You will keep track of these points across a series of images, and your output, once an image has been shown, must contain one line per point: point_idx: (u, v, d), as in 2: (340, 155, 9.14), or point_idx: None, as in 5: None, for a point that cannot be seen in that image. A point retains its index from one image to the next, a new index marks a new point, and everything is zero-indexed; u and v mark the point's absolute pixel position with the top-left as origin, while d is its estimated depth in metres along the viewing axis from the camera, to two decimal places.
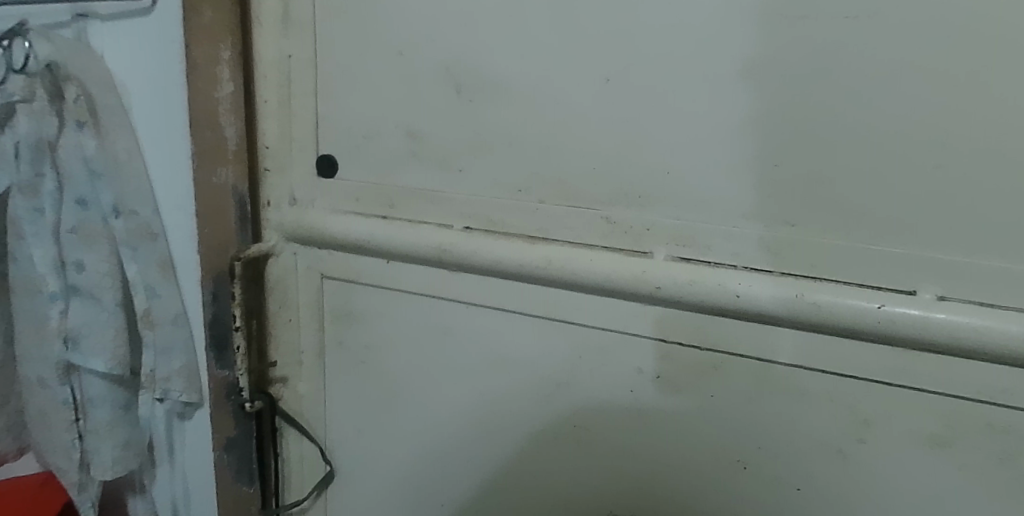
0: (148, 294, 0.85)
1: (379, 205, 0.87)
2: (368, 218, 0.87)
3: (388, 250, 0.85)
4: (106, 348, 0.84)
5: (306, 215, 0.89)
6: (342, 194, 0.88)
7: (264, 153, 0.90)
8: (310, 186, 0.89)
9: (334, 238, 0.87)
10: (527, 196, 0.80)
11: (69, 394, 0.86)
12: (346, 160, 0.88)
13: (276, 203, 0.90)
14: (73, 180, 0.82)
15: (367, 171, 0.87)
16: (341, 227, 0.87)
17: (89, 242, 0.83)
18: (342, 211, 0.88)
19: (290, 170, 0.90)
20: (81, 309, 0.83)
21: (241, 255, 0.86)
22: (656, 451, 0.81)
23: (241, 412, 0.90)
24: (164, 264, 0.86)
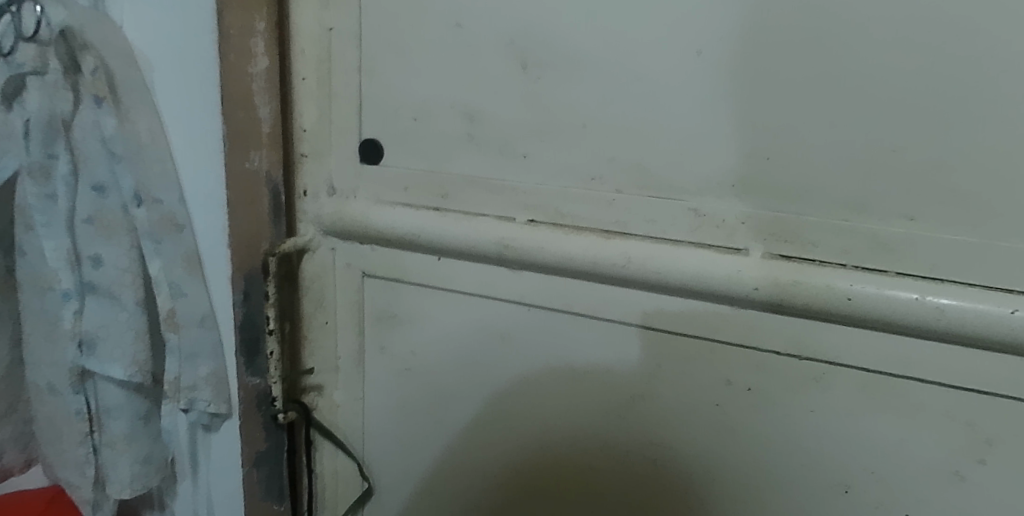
0: (172, 293, 0.76)
1: (430, 195, 0.78)
2: (418, 208, 0.78)
3: (441, 244, 0.76)
4: (125, 352, 0.74)
5: (348, 205, 0.80)
6: (387, 183, 0.79)
7: (302, 136, 0.81)
8: (351, 174, 0.81)
9: (379, 232, 0.79)
10: (601, 185, 0.72)
11: (82, 404, 0.77)
12: (392, 145, 0.79)
13: (314, 192, 0.82)
14: (90, 163, 0.74)
15: (415, 157, 0.78)
16: (387, 219, 0.78)
17: (107, 233, 0.74)
18: (387, 201, 0.79)
19: (331, 156, 0.81)
20: (97, 308, 0.74)
21: (275, 251, 0.78)
22: (745, 473, 0.72)
23: (274, 423, 0.81)
24: (190, 259, 0.76)
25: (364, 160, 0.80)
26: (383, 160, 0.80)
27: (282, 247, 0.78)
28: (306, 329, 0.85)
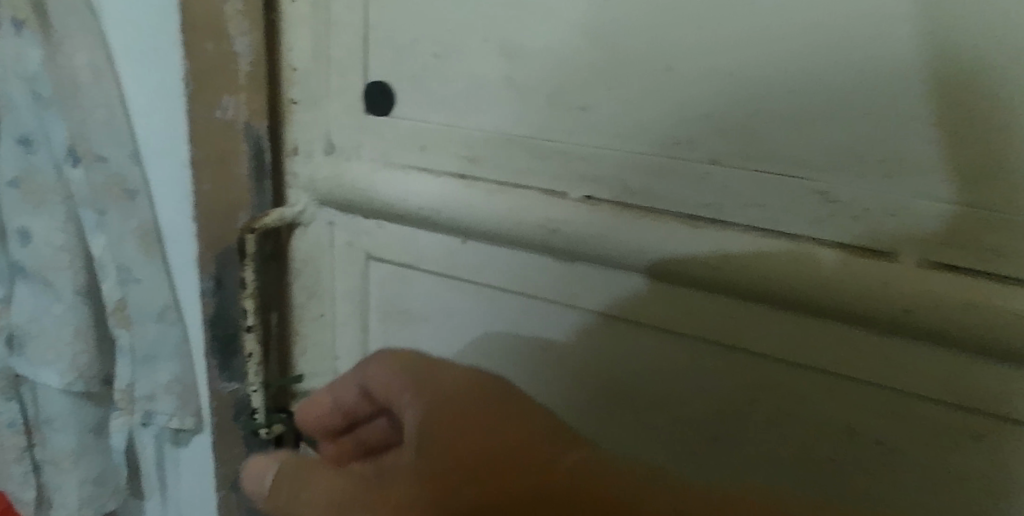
0: (122, 278, 0.59)
1: (453, 159, 0.60)
2: (438, 175, 0.60)
3: (466, 224, 0.59)
4: (61, 352, 0.58)
5: (347, 170, 0.62)
6: (397, 142, 0.61)
7: (290, 77, 0.63)
8: (354, 129, 0.62)
9: (387, 204, 0.60)
10: (689, 153, 0.53)
11: (15, 414, 0.61)
12: (405, 91, 0.60)
13: (307, 151, 0.64)
14: (16, 110, 0.57)
15: (434, 108, 0.60)
16: (398, 189, 0.60)
17: (36, 201, 0.57)
18: (398, 165, 0.61)
19: (328, 105, 0.62)
20: (29, 296, 0.58)
21: (255, 226, 0.60)
22: (902, 423, 0.51)
23: (255, 439, 0.65)
24: (146, 235, 0.58)
25: (369, 109, 0.62)
26: (393, 110, 0.61)
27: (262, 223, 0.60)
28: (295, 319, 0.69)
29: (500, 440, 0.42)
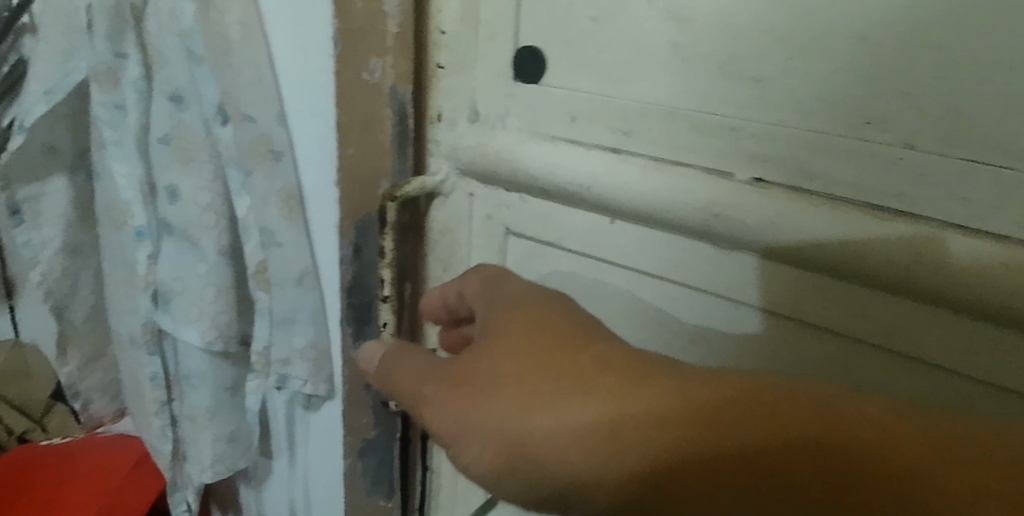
0: (264, 241, 0.57)
1: (606, 131, 0.55)
2: (589, 148, 0.56)
3: (616, 202, 0.54)
4: (203, 312, 0.58)
5: (492, 139, 0.58)
6: (546, 111, 0.57)
7: (438, 41, 0.60)
8: (500, 95, 0.59)
9: (531, 178, 0.57)
10: (881, 135, 0.47)
11: (157, 367, 0.61)
12: (558, 56, 0.56)
13: (450, 118, 0.61)
14: (166, 65, 0.55)
15: (589, 76, 0.55)
16: (544, 162, 0.56)
17: (185, 158, 0.56)
18: (546, 136, 0.57)
19: (475, 70, 0.59)
20: (174, 255, 0.58)
21: (395, 194, 0.58)
22: None
23: (384, 409, 0.64)
24: (289, 198, 0.57)
25: (518, 76, 0.58)
26: (543, 78, 0.57)
27: (402, 191, 0.58)
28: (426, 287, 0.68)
29: (544, 332, 0.43)
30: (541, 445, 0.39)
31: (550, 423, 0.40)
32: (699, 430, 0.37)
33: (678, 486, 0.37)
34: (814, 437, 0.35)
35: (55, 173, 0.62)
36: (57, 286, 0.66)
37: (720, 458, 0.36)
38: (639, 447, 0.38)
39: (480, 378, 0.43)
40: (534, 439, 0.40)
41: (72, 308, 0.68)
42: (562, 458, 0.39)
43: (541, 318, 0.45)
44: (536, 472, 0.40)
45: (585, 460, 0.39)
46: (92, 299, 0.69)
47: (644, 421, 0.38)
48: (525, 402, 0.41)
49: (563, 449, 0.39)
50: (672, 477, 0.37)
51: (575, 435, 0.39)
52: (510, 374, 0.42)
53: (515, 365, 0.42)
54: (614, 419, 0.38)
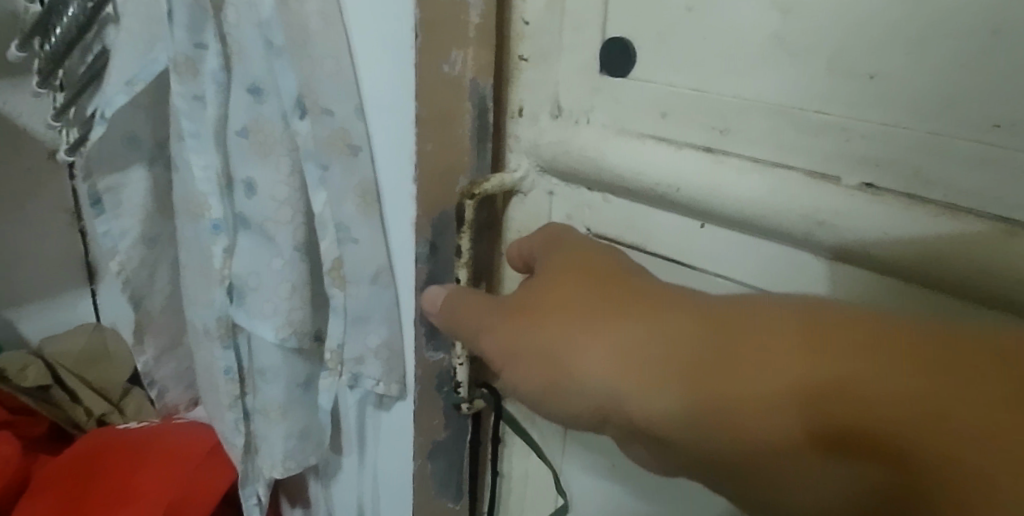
0: (340, 236, 0.56)
1: (699, 130, 0.52)
2: (680, 147, 0.52)
3: (707, 205, 0.50)
4: (277, 308, 0.57)
5: (575, 135, 0.56)
6: (634, 107, 0.54)
7: (521, 32, 0.57)
8: (584, 90, 0.56)
9: (616, 176, 0.54)
10: (1019, 140, 0.41)
11: (232, 362, 0.60)
12: (649, 49, 0.53)
13: (532, 113, 0.59)
14: (245, 56, 0.53)
15: (682, 70, 0.52)
16: (630, 160, 0.53)
17: (263, 151, 0.54)
18: (633, 133, 0.54)
19: (557, 63, 0.57)
20: (249, 248, 0.57)
21: (474, 191, 0.55)
22: None
23: (456, 411, 0.62)
24: (366, 193, 0.55)
25: (604, 70, 0.55)
26: (632, 71, 0.54)
27: (482, 188, 0.55)
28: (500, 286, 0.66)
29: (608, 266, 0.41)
30: (574, 359, 0.38)
31: (583, 338, 0.38)
32: (745, 337, 0.34)
33: (716, 397, 0.33)
34: (875, 343, 0.31)
35: (134, 162, 0.62)
36: (135, 277, 0.64)
37: (761, 366, 0.33)
38: (677, 357, 0.35)
39: (529, 301, 0.42)
40: (574, 351, 0.38)
41: (150, 299, 0.67)
42: (598, 368, 0.37)
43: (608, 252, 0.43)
44: (574, 383, 0.38)
45: (623, 371, 0.36)
46: (169, 288, 0.68)
47: (690, 331, 0.35)
48: (571, 317, 0.39)
49: (595, 363, 0.37)
50: (707, 385, 0.34)
51: (616, 346, 0.37)
52: (556, 297, 0.41)
53: (569, 287, 0.41)
54: (645, 332, 0.36)
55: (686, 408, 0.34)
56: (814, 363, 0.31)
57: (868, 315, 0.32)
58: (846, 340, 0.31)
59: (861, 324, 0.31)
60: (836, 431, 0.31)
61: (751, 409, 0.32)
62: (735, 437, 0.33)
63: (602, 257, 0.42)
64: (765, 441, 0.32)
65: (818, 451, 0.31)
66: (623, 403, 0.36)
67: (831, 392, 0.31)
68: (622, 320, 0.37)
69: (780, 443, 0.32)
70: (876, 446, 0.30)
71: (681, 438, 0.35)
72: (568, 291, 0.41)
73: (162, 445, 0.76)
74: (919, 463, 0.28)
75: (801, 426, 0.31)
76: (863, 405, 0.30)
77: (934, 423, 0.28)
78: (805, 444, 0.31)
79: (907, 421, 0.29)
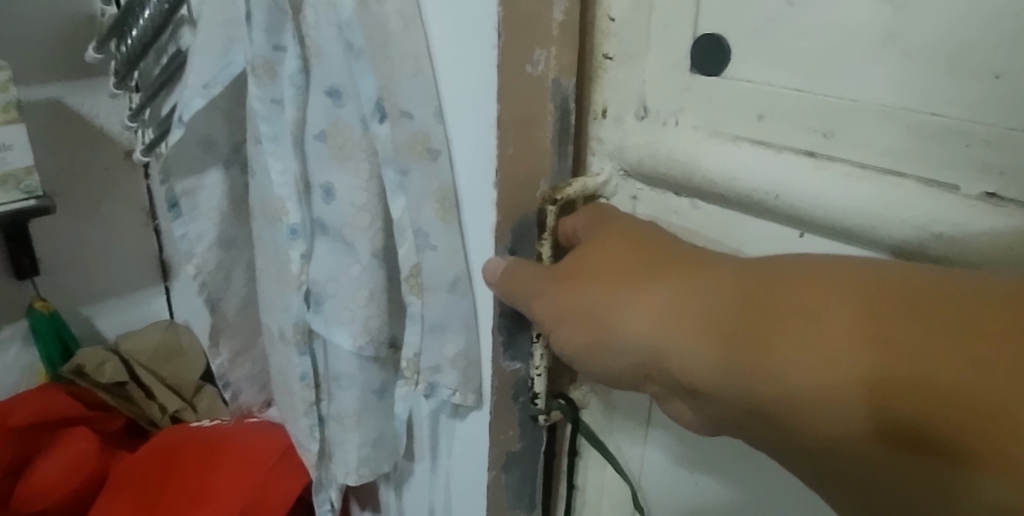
0: (419, 243, 0.54)
1: (801, 132, 0.48)
2: (779, 150, 0.49)
3: (806, 213, 0.47)
4: (355, 315, 0.55)
5: (664, 138, 0.53)
6: (728, 107, 0.51)
7: (606, 29, 0.54)
8: (675, 89, 0.53)
9: (707, 182, 0.50)
10: None
11: (308, 368, 0.59)
12: (745, 46, 0.50)
13: (617, 114, 0.56)
14: (326, 59, 0.51)
15: (783, 68, 0.48)
16: (724, 165, 0.49)
17: (342, 156, 0.53)
18: (727, 135, 0.51)
19: (647, 60, 0.54)
20: (328, 254, 0.55)
21: (557, 197, 0.55)
22: None
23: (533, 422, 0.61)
24: (445, 198, 0.54)
25: (695, 69, 0.52)
26: (725, 70, 0.51)
27: (565, 194, 0.55)
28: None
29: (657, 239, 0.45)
30: (617, 314, 0.42)
31: (627, 296, 0.42)
32: (779, 301, 0.36)
33: (747, 355, 0.36)
34: (898, 307, 0.32)
35: (211, 165, 0.61)
36: (212, 279, 0.64)
37: (786, 326, 0.35)
38: (718, 320, 0.38)
39: (584, 266, 0.46)
40: (629, 313, 0.42)
41: (226, 301, 0.66)
42: (647, 331, 0.41)
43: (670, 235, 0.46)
44: (616, 336, 0.42)
45: (674, 329, 0.40)
46: (244, 291, 0.67)
47: (732, 299, 0.38)
48: (631, 287, 0.43)
49: (635, 317, 0.42)
50: (740, 344, 0.37)
51: (669, 308, 0.40)
52: (607, 262, 0.45)
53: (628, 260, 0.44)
54: (682, 290, 0.40)
55: (722, 365, 0.37)
56: (837, 324, 0.34)
57: (899, 283, 0.33)
58: (875, 306, 0.33)
59: (889, 292, 0.33)
60: (860, 386, 0.32)
61: (777, 366, 0.35)
62: (762, 392, 0.36)
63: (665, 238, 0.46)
64: (788, 397, 0.35)
65: (831, 393, 0.33)
66: (669, 362, 0.40)
67: (851, 355, 0.33)
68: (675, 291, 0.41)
69: (802, 398, 0.34)
70: (892, 404, 0.31)
71: (720, 391, 0.38)
72: (627, 265, 0.44)
73: (230, 448, 0.77)
74: (930, 418, 0.30)
75: (834, 377, 0.33)
76: (880, 364, 0.32)
77: (943, 384, 0.30)
78: (824, 400, 0.33)
79: (918, 381, 0.31)
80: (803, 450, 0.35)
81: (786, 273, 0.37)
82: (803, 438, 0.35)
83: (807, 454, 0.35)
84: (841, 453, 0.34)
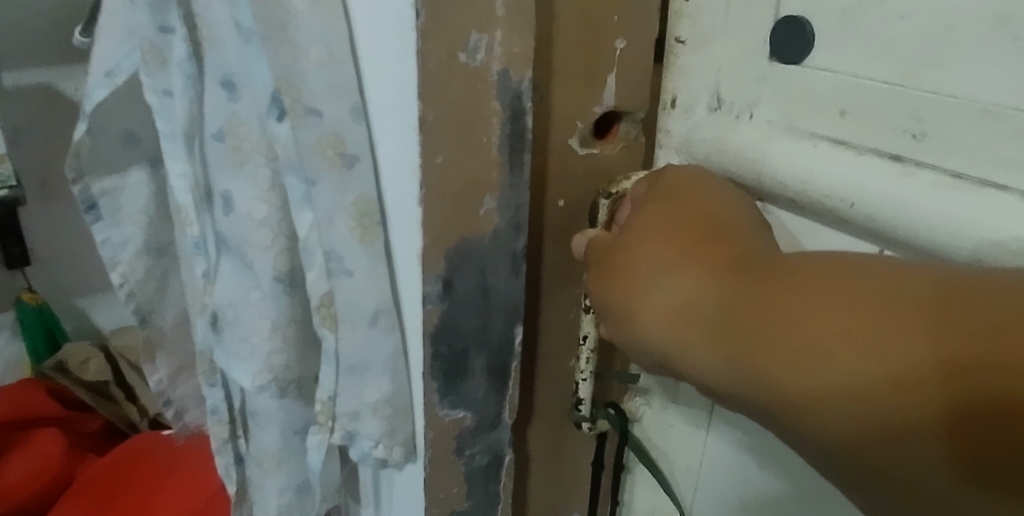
0: (331, 267, 0.45)
1: (884, 133, 0.37)
2: (859, 152, 0.37)
3: (886, 230, 0.36)
4: (254, 352, 0.46)
5: (734, 133, 0.43)
6: (807, 97, 0.39)
7: (680, 11, 0.45)
8: (748, 81, 0.42)
9: (777, 185, 0.40)
10: None
11: (218, 402, 0.51)
12: (832, 31, 0.38)
13: (687, 104, 0.46)
14: (217, 43, 0.43)
15: (871, 53, 0.37)
16: (793, 165, 0.39)
17: (239, 160, 0.44)
18: (804, 133, 0.40)
19: (722, 45, 0.43)
20: (229, 274, 0.47)
21: (610, 190, 0.50)
22: None
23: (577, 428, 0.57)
24: (363, 214, 0.44)
25: (775, 56, 0.40)
26: (807, 58, 0.39)
27: (619, 186, 0.50)
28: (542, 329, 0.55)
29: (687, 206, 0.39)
30: (640, 302, 0.37)
31: (652, 280, 0.37)
32: (808, 287, 0.31)
33: (764, 352, 0.31)
34: (952, 295, 0.27)
35: (134, 164, 0.55)
36: (140, 291, 0.57)
37: (807, 321, 0.30)
38: (732, 312, 0.33)
39: (608, 247, 0.40)
40: (656, 298, 0.36)
41: (160, 315, 0.59)
42: (659, 324, 0.36)
43: (695, 196, 0.39)
44: (642, 324, 0.37)
45: (707, 316, 0.34)
46: (182, 303, 0.60)
47: (746, 288, 0.33)
48: (654, 266, 0.37)
49: (662, 305, 0.36)
50: (758, 340, 0.32)
51: (701, 291, 0.35)
52: (628, 238, 0.39)
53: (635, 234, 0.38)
54: (712, 271, 0.35)
55: (739, 367, 0.32)
56: (892, 311, 0.28)
57: (929, 277, 0.28)
58: (904, 299, 0.28)
59: (914, 286, 0.28)
60: (921, 385, 0.27)
61: (796, 366, 0.30)
62: (792, 398, 0.30)
63: (681, 205, 0.39)
64: (812, 402, 0.30)
65: (887, 394, 0.28)
66: (678, 358, 0.35)
67: (901, 352, 0.28)
68: (685, 279, 0.35)
69: (824, 403, 0.29)
70: (953, 409, 0.26)
71: (735, 394, 0.33)
72: (632, 244, 0.38)
73: (173, 486, 0.70)
74: (983, 421, 0.26)
75: (890, 376, 0.28)
76: (906, 367, 0.27)
77: (989, 384, 0.25)
78: (868, 408, 0.28)
79: (980, 382, 0.26)
80: (844, 467, 0.30)
81: (803, 267, 0.32)
82: (840, 451, 0.30)
83: (851, 467, 0.30)
84: (889, 472, 0.28)
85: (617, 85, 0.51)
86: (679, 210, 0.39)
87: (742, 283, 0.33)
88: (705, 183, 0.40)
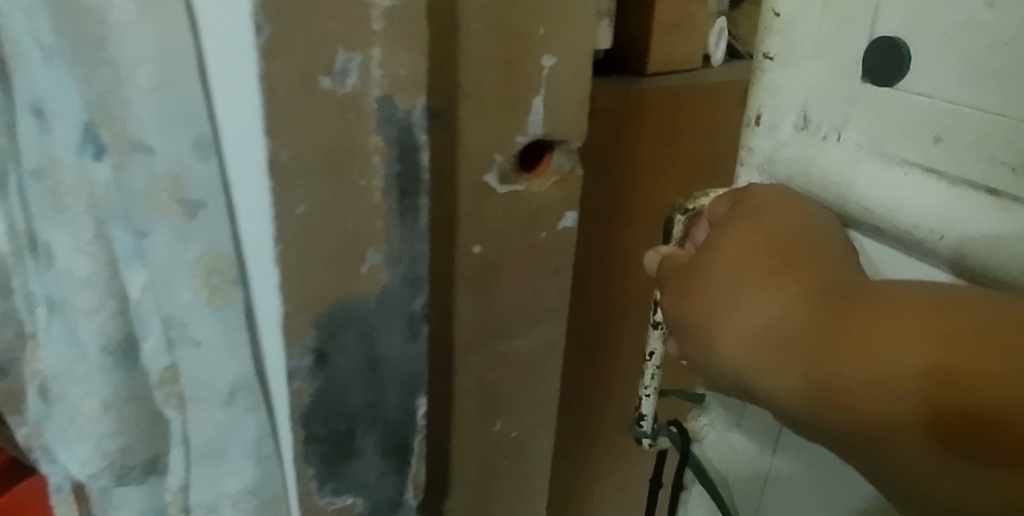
0: (173, 335, 0.37)
1: (979, 163, 0.26)
2: (950, 185, 0.26)
3: (995, 283, 0.26)
4: (81, 435, 0.42)
5: (821, 157, 0.31)
6: (907, 120, 0.27)
7: (768, 26, 0.32)
8: (845, 93, 0.29)
9: (875, 212, 0.29)
10: None
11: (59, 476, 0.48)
12: (926, 46, 0.26)
13: (773, 121, 0.32)
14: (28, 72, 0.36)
15: (976, 76, 0.25)
16: (900, 190, 0.28)
17: (58, 208, 0.38)
18: (896, 162, 0.28)
19: (805, 57, 0.30)
20: (56, 339, 0.42)
21: (685, 205, 0.36)
22: None
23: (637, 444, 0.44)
24: (210, 274, 0.36)
25: (867, 76, 0.28)
26: (900, 80, 0.27)
27: (696, 201, 0.36)
28: (456, 395, 0.47)
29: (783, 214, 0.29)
30: (715, 323, 0.28)
31: (731, 299, 0.28)
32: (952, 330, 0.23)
33: (875, 398, 0.23)
34: None
35: None
36: None
37: (918, 363, 0.23)
38: (814, 333, 0.25)
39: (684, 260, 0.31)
40: (738, 322, 0.27)
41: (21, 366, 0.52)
42: (711, 334, 0.28)
43: (791, 209, 0.29)
44: (718, 354, 0.28)
45: (807, 351, 0.25)
46: None
47: (864, 321, 0.25)
48: (734, 285, 0.28)
49: (744, 330, 0.27)
50: (882, 393, 0.23)
51: (801, 320, 0.26)
52: (703, 251, 0.30)
53: (715, 245, 0.29)
54: (815, 295, 0.26)
55: (802, 395, 0.25)
56: None
57: None
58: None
59: None
60: None
61: (933, 430, 0.22)
62: (922, 464, 0.23)
63: (768, 214, 0.29)
64: (890, 439, 0.23)
65: None
66: (766, 398, 0.27)
67: None
68: (760, 292, 0.27)
69: (967, 481, 0.22)
70: None
71: (831, 442, 0.25)
72: (709, 255, 0.29)
73: None
74: None
75: None
76: None
77: None
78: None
79: None
80: None
81: (914, 294, 0.24)
82: None
83: None
84: None
85: (544, 112, 0.43)
86: (760, 217, 0.29)
87: (859, 313, 0.25)
88: (804, 200, 0.30)
